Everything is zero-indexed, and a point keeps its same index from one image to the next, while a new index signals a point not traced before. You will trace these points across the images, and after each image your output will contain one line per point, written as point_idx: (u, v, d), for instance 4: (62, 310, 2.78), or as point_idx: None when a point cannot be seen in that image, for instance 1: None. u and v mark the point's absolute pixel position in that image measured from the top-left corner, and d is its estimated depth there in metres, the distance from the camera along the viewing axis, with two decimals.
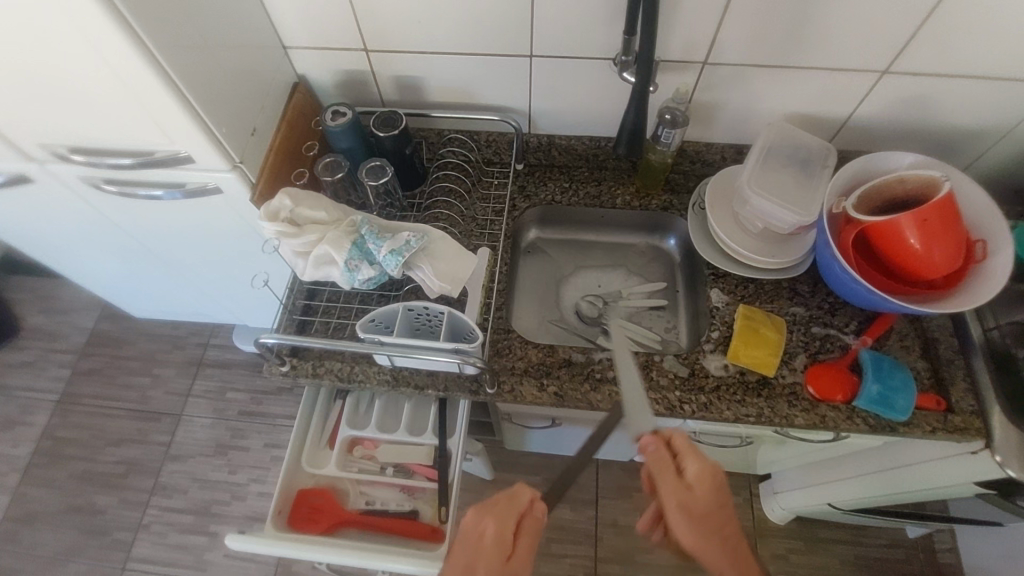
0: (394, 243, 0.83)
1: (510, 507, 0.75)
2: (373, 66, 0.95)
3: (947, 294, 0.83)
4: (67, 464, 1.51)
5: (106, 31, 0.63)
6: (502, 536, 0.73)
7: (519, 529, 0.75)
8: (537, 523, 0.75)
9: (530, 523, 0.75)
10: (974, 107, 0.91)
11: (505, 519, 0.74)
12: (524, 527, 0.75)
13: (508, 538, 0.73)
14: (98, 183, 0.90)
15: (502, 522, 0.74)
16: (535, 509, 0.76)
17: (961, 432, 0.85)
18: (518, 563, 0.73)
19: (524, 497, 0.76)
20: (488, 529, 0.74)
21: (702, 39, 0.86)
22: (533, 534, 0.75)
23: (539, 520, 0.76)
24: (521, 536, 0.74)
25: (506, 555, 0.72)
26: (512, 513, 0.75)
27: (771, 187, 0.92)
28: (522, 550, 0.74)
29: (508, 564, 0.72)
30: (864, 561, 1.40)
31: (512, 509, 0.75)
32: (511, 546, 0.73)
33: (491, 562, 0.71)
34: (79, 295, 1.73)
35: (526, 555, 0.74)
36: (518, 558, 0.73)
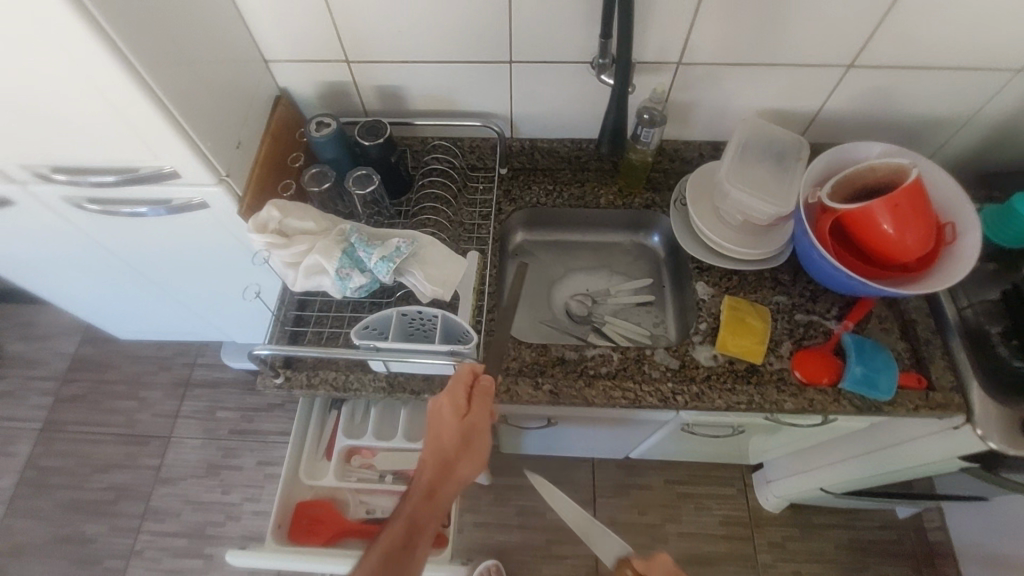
0: (384, 250, 0.84)
1: (456, 380, 0.76)
2: (355, 77, 0.97)
3: (921, 277, 0.86)
4: (53, 493, 1.47)
5: (89, 48, 0.63)
6: (456, 404, 0.74)
7: (471, 394, 0.76)
8: (487, 389, 0.76)
9: (480, 390, 0.75)
10: (936, 97, 0.95)
11: (456, 394, 0.75)
12: (475, 394, 0.75)
13: (463, 404, 0.75)
14: (81, 202, 0.90)
15: (454, 397, 0.75)
16: (482, 382, 0.75)
17: (943, 409, 0.87)
18: (479, 420, 0.75)
19: (467, 372, 0.76)
20: (443, 406, 0.75)
21: (675, 40, 0.89)
22: (483, 400, 0.76)
23: (489, 387, 0.76)
24: (474, 401, 0.76)
25: (464, 415, 0.75)
26: (459, 387, 0.75)
27: (749, 180, 0.94)
28: (478, 410, 0.75)
29: (467, 422, 0.75)
30: (858, 544, 1.43)
31: (459, 382, 0.76)
32: (464, 410, 0.75)
33: (452, 429, 0.74)
34: (59, 320, 1.70)
35: (482, 412, 0.75)
36: (475, 414, 0.75)
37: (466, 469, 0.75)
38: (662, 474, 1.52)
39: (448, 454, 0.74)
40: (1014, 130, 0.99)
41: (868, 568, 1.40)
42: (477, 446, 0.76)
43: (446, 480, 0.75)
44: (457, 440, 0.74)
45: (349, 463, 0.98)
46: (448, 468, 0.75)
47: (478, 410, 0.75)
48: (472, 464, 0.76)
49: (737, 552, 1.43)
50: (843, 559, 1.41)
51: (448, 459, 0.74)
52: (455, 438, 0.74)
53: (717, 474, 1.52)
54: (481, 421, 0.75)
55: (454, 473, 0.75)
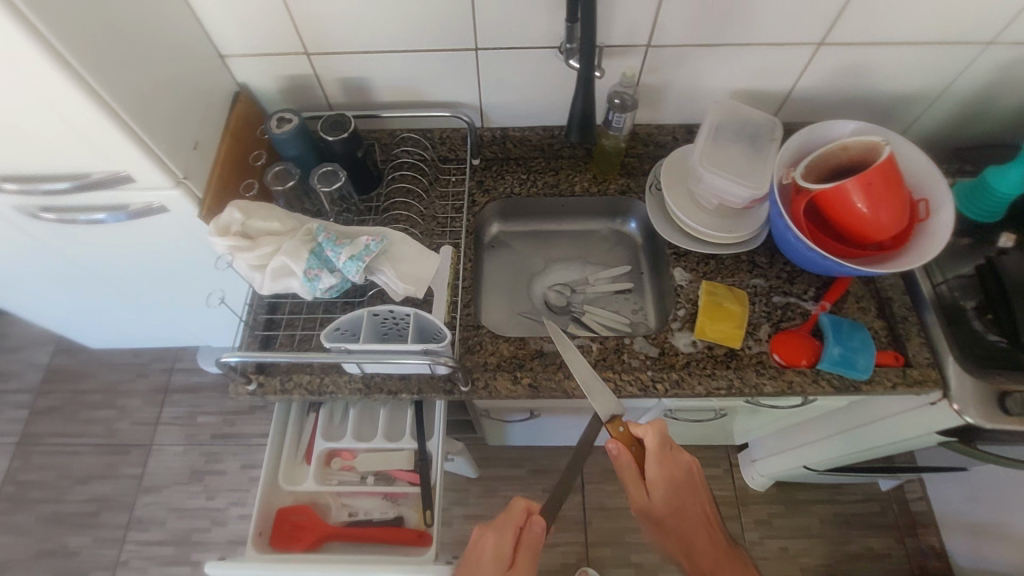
0: (353, 248, 0.81)
1: (510, 519, 0.81)
2: (316, 69, 0.93)
3: (895, 256, 0.86)
4: (33, 507, 1.44)
5: (25, 50, 0.60)
6: (502, 550, 0.79)
7: (519, 541, 0.81)
8: (535, 538, 0.80)
9: (528, 536, 0.80)
10: (907, 71, 0.94)
11: (506, 534, 0.80)
12: (523, 539, 0.80)
13: (508, 551, 0.79)
14: (35, 211, 0.86)
15: (502, 539, 0.80)
16: (532, 523, 0.81)
17: (920, 385, 0.88)
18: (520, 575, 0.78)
19: (521, 509, 0.82)
20: (488, 545, 0.80)
21: (644, 23, 0.87)
22: (531, 547, 0.80)
23: (537, 535, 0.80)
24: (521, 550, 0.80)
25: (507, 565, 0.79)
26: (511, 526, 0.81)
27: (723, 163, 0.93)
28: (523, 560, 0.79)
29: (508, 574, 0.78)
30: (842, 518, 1.45)
31: (510, 522, 0.81)
32: (511, 556, 0.79)
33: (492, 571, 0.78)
34: (30, 331, 1.66)
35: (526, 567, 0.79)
36: (518, 567, 0.79)
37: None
38: None
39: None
40: (984, 102, 0.99)
41: (852, 540, 1.43)
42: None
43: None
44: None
45: (329, 466, 0.97)
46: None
47: (522, 555, 0.79)
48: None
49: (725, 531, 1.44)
50: (828, 532, 1.44)
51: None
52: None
53: (703, 456, 1.53)
54: None
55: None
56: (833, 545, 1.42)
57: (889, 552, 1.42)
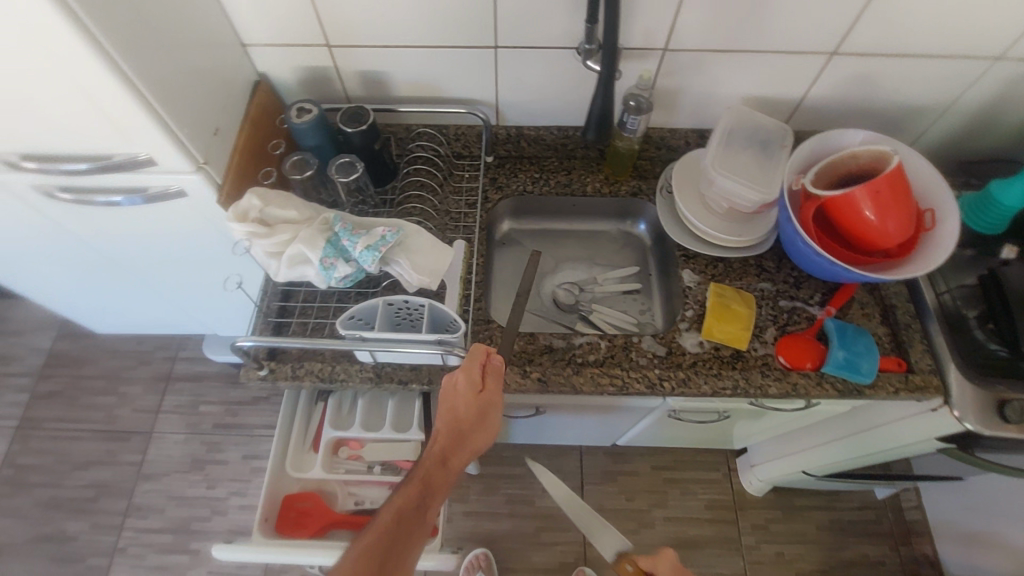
0: (369, 239, 0.82)
1: (470, 358, 0.77)
2: (336, 62, 0.95)
3: (901, 263, 0.88)
4: (31, 491, 1.44)
5: (58, 28, 0.61)
6: (473, 380, 0.77)
7: (485, 373, 0.78)
8: (500, 368, 0.78)
9: (494, 369, 0.78)
10: (917, 84, 0.96)
11: (471, 368, 0.77)
12: (488, 373, 0.78)
13: (476, 378, 0.77)
14: (53, 191, 0.87)
15: (470, 374, 0.77)
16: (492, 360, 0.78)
17: (922, 391, 0.89)
18: (493, 396, 0.77)
19: (480, 350, 0.78)
20: (458, 379, 0.76)
21: (662, 26, 0.88)
22: (495, 376, 0.78)
23: (500, 365, 0.78)
24: (488, 379, 0.78)
25: (479, 390, 0.77)
26: (475, 363, 0.77)
27: (734, 167, 0.94)
28: (492, 387, 0.77)
29: (481, 397, 0.76)
30: (839, 525, 1.46)
31: (473, 359, 0.77)
32: (479, 383, 0.77)
33: (467, 402, 0.76)
34: (33, 315, 1.65)
35: (496, 388, 0.78)
36: (489, 389, 0.77)
37: (479, 439, 0.77)
38: (648, 460, 1.53)
39: (461, 425, 0.76)
40: (991, 117, 1.01)
41: (848, 547, 1.44)
42: (489, 419, 0.78)
43: (458, 450, 0.76)
44: (473, 409, 0.76)
45: (336, 455, 0.98)
46: (460, 436, 0.76)
47: (489, 386, 0.77)
48: (486, 435, 0.77)
49: (722, 535, 1.45)
50: (824, 539, 1.45)
51: (461, 429, 0.76)
52: (470, 407, 0.76)
53: (702, 459, 1.54)
54: (494, 396, 0.77)
55: (467, 442, 0.76)
56: (830, 551, 1.43)
57: (884, 559, 1.43)
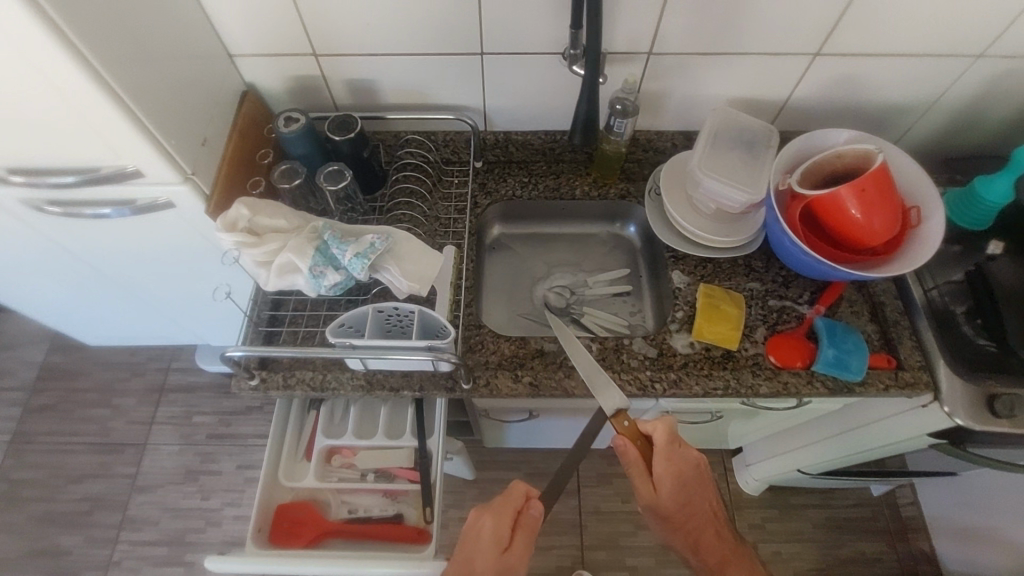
0: (358, 246, 0.82)
1: (507, 503, 0.83)
2: (323, 71, 0.95)
3: (888, 260, 0.88)
4: (25, 506, 1.43)
5: (41, 42, 0.61)
6: (501, 535, 0.81)
7: (515, 525, 0.82)
8: (531, 523, 0.82)
9: (525, 520, 0.82)
10: (899, 82, 0.97)
11: (504, 516, 0.82)
12: (521, 522, 0.82)
13: (507, 532, 0.81)
14: (41, 205, 0.87)
15: (500, 523, 0.81)
16: (530, 507, 0.83)
17: (911, 387, 0.90)
18: (514, 557, 0.80)
19: (519, 493, 0.84)
20: (487, 526, 0.81)
21: (646, 32, 0.89)
22: (528, 531, 0.82)
23: (536, 517, 0.83)
24: (517, 532, 0.82)
25: (503, 548, 0.80)
26: (509, 509, 0.82)
27: (722, 168, 0.95)
28: (518, 546, 0.81)
29: (504, 555, 0.80)
30: (835, 522, 1.46)
31: (508, 505, 0.83)
32: (507, 540, 0.81)
33: (488, 555, 0.79)
34: (25, 329, 1.65)
35: (521, 549, 0.81)
36: (514, 550, 0.80)
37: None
38: None
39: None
40: (974, 112, 1.02)
41: (844, 544, 1.44)
42: None
43: None
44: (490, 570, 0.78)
45: (330, 464, 0.97)
46: None
47: (518, 540, 0.81)
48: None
49: None
50: (821, 536, 1.45)
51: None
52: (490, 564, 0.78)
53: None
54: (518, 558, 0.80)
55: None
56: (826, 549, 1.44)
57: (881, 556, 1.44)
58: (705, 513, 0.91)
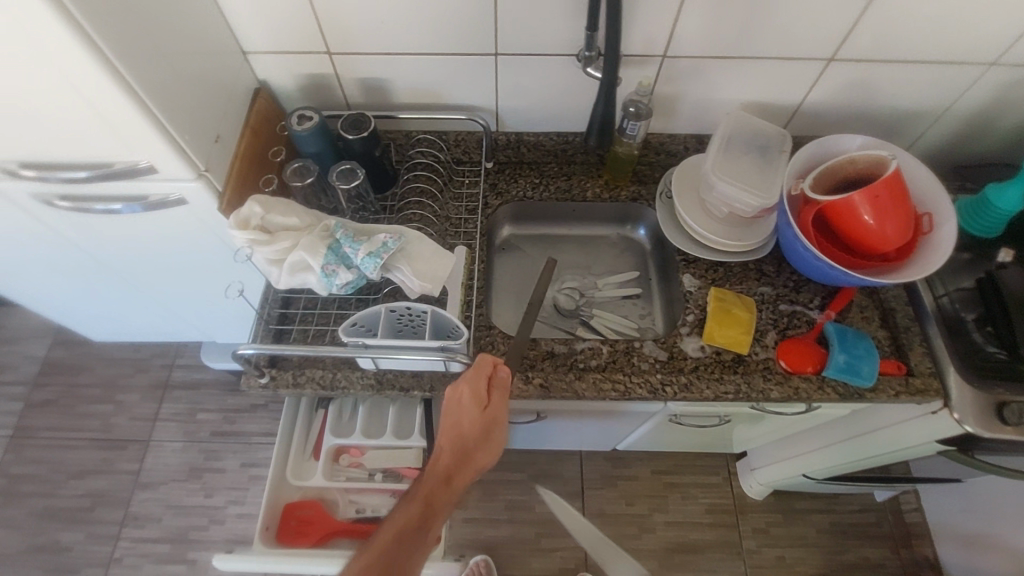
0: (371, 245, 0.82)
1: (477, 371, 0.74)
2: (337, 69, 0.95)
3: (900, 267, 0.88)
4: (26, 501, 1.42)
5: (59, 35, 0.60)
6: (478, 393, 0.74)
7: (490, 386, 0.75)
8: (506, 382, 0.75)
9: (498, 382, 0.75)
10: (912, 90, 0.97)
11: (476, 383, 0.74)
12: (495, 386, 0.74)
13: (482, 393, 0.74)
14: (52, 199, 0.86)
15: (475, 386, 0.73)
16: (496, 373, 0.75)
17: (922, 394, 0.90)
18: (497, 411, 0.74)
19: (487, 362, 0.75)
20: (463, 393, 0.73)
21: (661, 34, 0.89)
22: (502, 392, 0.75)
23: (507, 379, 0.75)
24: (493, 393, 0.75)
25: (484, 405, 0.73)
26: (480, 375, 0.74)
27: (734, 173, 0.95)
28: (498, 402, 0.74)
29: (486, 413, 0.73)
30: (839, 528, 1.46)
31: (478, 371, 0.74)
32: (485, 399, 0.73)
33: (473, 418, 0.73)
34: (29, 324, 1.64)
35: (500, 402, 0.74)
36: (495, 405, 0.73)
37: (483, 457, 0.73)
38: (648, 464, 1.53)
39: (465, 441, 0.73)
40: (986, 121, 1.02)
41: (848, 550, 1.44)
42: (496, 439, 0.74)
43: (464, 467, 0.73)
44: (477, 426, 0.73)
45: (338, 463, 0.97)
46: (464, 454, 0.73)
47: (496, 402, 0.74)
48: (490, 453, 0.74)
49: (722, 539, 1.45)
50: (825, 542, 1.45)
51: (467, 446, 0.73)
52: (475, 425, 0.73)
53: (703, 463, 1.54)
54: (500, 412, 0.74)
55: (471, 460, 0.73)
56: (829, 554, 1.44)
57: (884, 562, 1.44)
58: None
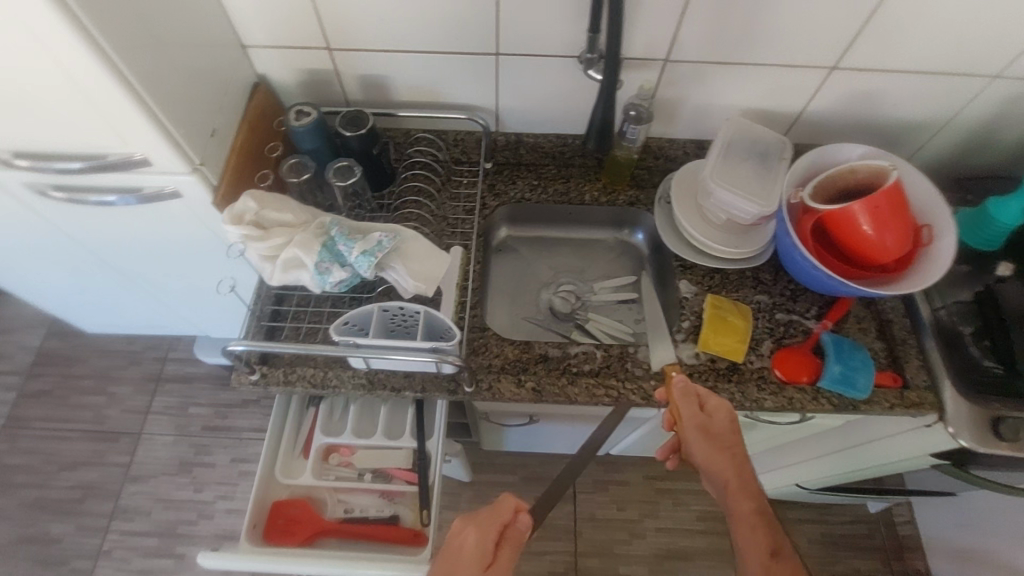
0: (365, 244, 0.82)
1: (496, 514, 0.78)
2: (336, 65, 0.94)
3: (898, 278, 0.88)
4: (16, 492, 1.42)
5: (53, 25, 0.60)
6: (486, 545, 0.76)
7: (501, 538, 0.78)
8: (518, 536, 0.78)
9: (513, 534, 0.78)
10: (915, 99, 0.96)
11: (490, 529, 0.77)
12: (507, 536, 0.78)
13: (491, 546, 0.76)
14: (45, 189, 0.86)
15: (485, 535, 0.76)
16: (518, 520, 0.79)
17: (916, 407, 0.89)
18: (500, 571, 0.75)
19: (509, 507, 0.79)
20: (471, 538, 0.76)
21: (663, 38, 0.88)
22: (512, 545, 0.78)
23: (520, 532, 0.78)
24: (502, 546, 0.77)
25: (488, 563, 0.75)
26: (496, 523, 0.77)
27: (734, 179, 0.94)
28: (503, 559, 0.76)
29: (488, 573, 0.74)
30: (830, 538, 1.46)
31: (496, 517, 0.78)
32: (492, 554, 0.76)
33: (471, 569, 0.74)
34: (23, 313, 1.63)
35: (507, 563, 0.76)
36: (498, 564, 0.75)
37: None
38: (641, 470, 1.52)
39: None
40: (988, 133, 1.02)
41: (839, 560, 1.44)
42: None
43: None
44: None
45: (327, 462, 0.96)
46: None
47: (503, 554, 0.76)
48: None
49: (714, 547, 1.45)
50: (816, 552, 1.44)
51: None
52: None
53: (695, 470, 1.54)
54: (501, 574, 0.75)
55: None
56: (820, 564, 1.43)
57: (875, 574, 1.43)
58: (748, 482, 0.77)
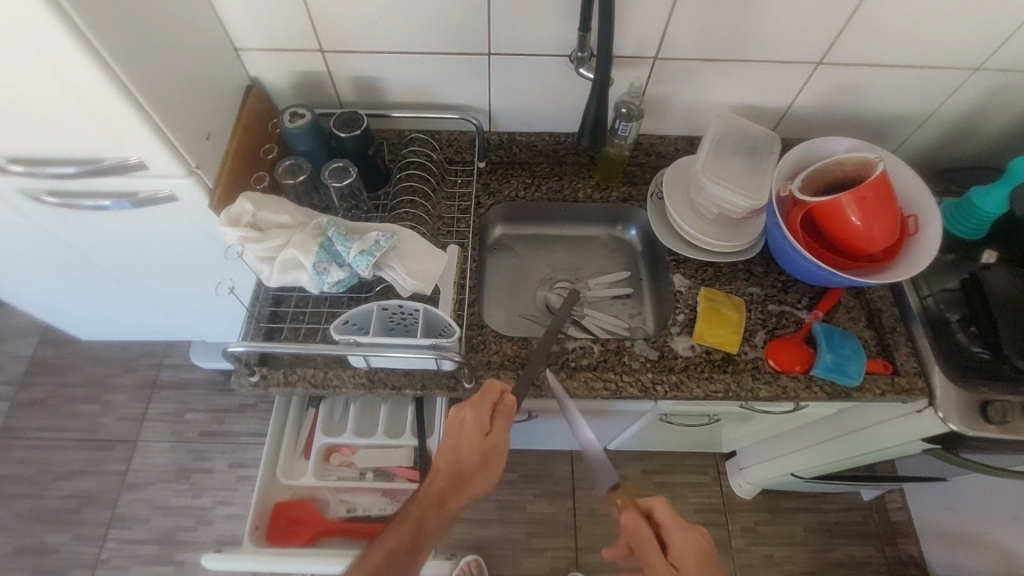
0: (363, 244, 0.82)
1: (484, 395, 0.79)
2: (329, 67, 0.95)
3: (886, 268, 0.90)
4: (10, 503, 1.40)
5: (49, 30, 0.60)
6: (480, 420, 0.78)
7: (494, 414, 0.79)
8: (510, 410, 0.79)
9: (503, 410, 0.79)
10: (898, 93, 0.99)
11: (480, 411, 0.78)
12: (498, 413, 0.79)
13: (485, 421, 0.78)
14: (39, 195, 0.85)
15: (478, 413, 0.78)
16: (504, 399, 0.79)
17: (907, 393, 0.91)
18: (498, 440, 0.78)
19: (495, 389, 0.80)
20: (466, 417, 0.78)
21: (653, 35, 0.90)
22: (505, 419, 0.79)
23: (511, 407, 0.79)
24: (496, 420, 0.79)
25: (485, 432, 0.77)
26: (486, 404, 0.78)
27: (724, 174, 0.96)
28: (499, 431, 0.78)
29: (486, 440, 0.77)
30: (826, 526, 1.48)
31: (485, 398, 0.79)
32: (487, 427, 0.78)
33: (473, 444, 0.77)
34: (14, 323, 1.62)
35: (502, 433, 0.78)
36: (495, 434, 0.78)
37: (477, 484, 0.77)
38: (638, 464, 1.54)
39: (462, 465, 0.77)
40: (969, 124, 1.04)
41: (835, 548, 1.46)
42: (491, 464, 0.78)
43: (456, 492, 0.76)
44: (475, 454, 0.77)
45: (328, 462, 0.97)
46: (460, 480, 0.76)
47: (498, 429, 0.78)
48: (484, 481, 0.78)
49: (712, 538, 1.46)
50: (812, 540, 1.46)
51: (462, 470, 0.77)
52: (476, 450, 0.77)
53: (692, 462, 1.55)
54: (501, 441, 0.78)
55: (465, 486, 0.77)
56: (817, 553, 1.45)
57: (871, 560, 1.45)
58: None
